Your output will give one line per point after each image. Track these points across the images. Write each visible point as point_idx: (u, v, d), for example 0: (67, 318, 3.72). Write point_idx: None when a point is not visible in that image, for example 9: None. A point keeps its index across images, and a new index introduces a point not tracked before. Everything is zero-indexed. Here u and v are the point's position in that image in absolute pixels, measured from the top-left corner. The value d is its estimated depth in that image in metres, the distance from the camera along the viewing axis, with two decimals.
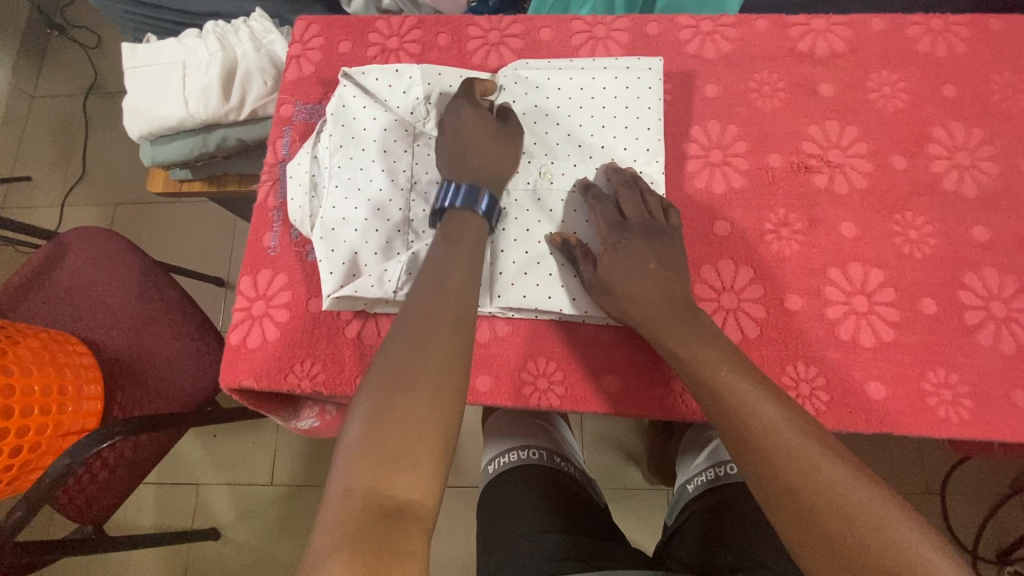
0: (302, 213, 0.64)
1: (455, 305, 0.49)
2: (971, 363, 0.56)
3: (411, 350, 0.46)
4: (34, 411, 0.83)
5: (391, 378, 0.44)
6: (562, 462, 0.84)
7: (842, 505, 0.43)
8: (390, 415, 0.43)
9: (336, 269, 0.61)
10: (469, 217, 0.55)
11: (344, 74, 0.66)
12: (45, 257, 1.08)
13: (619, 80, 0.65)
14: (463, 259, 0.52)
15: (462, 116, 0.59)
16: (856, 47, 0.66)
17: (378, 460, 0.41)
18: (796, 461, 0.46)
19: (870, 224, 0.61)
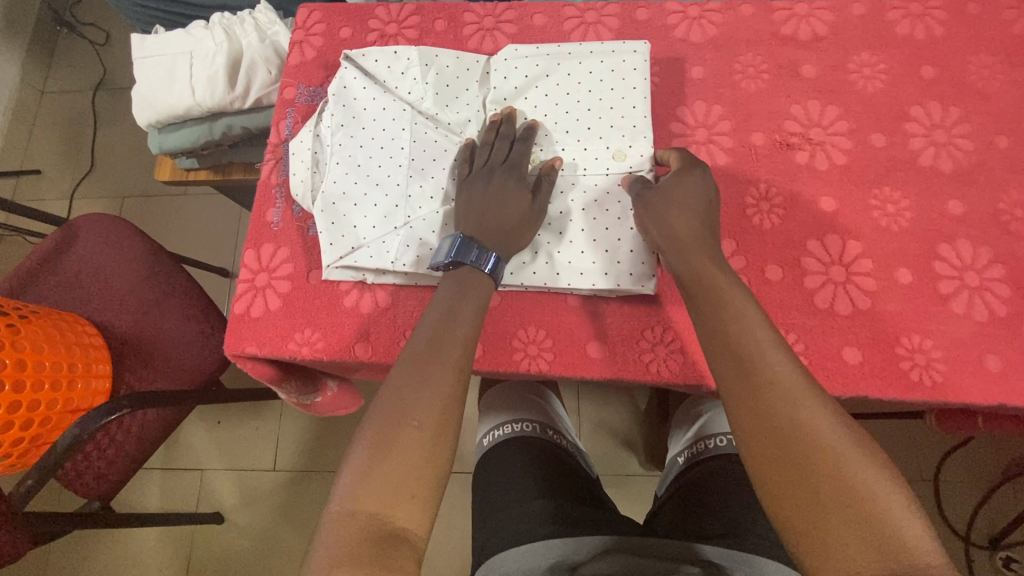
0: (304, 187, 0.67)
1: (462, 356, 0.53)
2: (944, 329, 0.58)
3: (410, 391, 0.51)
4: (44, 386, 0.86)
5: (393, 415, 0.50)
6: (555, 435, 0.87)
7: (821, 449, 0.45)
8: (388, 449, 0.48)
9: (336, 240, 0.64)
10: (478, 273, 0.58)
11: (346, 56, 0.69)
12: (55, 241, 1.11)
13: (605, 64, 0.67)
14: (465, 309, 0.56)
15: (507, 188, 0.62)
16: (838, 31, 0.68)
17: (380, 488, 0.47)
18: (788, 404, 0.47)
19: (848, 198, 0.63)
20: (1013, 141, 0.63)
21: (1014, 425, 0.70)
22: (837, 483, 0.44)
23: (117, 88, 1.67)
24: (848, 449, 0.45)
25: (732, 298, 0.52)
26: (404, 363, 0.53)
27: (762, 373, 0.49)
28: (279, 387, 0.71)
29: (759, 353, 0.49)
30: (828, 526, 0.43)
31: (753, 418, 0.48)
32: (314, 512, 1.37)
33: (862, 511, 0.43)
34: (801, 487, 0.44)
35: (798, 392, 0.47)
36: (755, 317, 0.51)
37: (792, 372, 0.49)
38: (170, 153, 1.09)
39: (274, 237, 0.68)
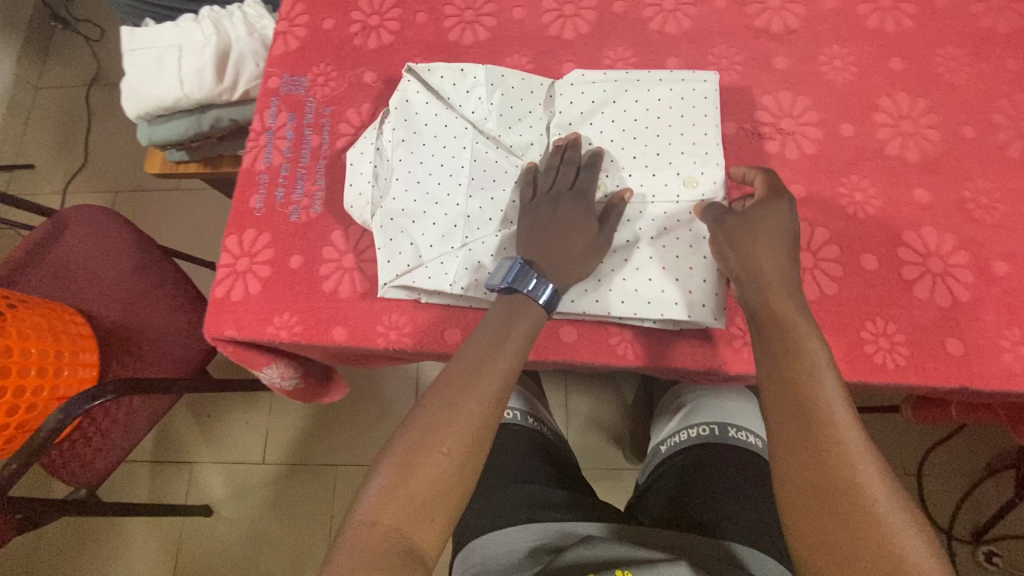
0: (363, 201, 0.66)
1: (499, 389, 0.54)
2: (908, 314, 0.59)
3: (443, 416, 0.52)
4: (30, 372, 0.87)
5: (422, 437, 0.51)
6: (535, 422, 0.90)
7: (856, 489, 0.45)
8: (415, 472, 0.49)
9: (394, 258, 0.63)
10: (529, 301, 0.57)
11: (410, 68, 0.68)
12: (44, 232, 1.12)
13: (674, 91, 0.66)
14: (514, 335, 0.56)
15: (576, 218, 0.61)
16: (809, 24, 0.70)
17: (400, 506, 0.48)
18: (831, 439, 0.47)
19: (817, 186, 0.64)
20: (978, 131, 0.65)
21: (983, 412, 0.72)
22: (865, 524, 0.44)
23: (110, 84, 1.68)
24: (884, 495, 0.45)
25: (795, 326, 0.52)
26: (442, 387, 0.54)
27: (809, 404, 0.49)
28: (267, 372, 0.73)
29: (812, 384, 0.50)
30: (846, 563, 0.44)
31: (789, 445, 0.49)
32: (303, 505, 1.38)
33: (885, 559, 0.43)
34: (826, 522, 0.45)
35: (844, 428, 0.48)
36: (816, 347, 0.51)
37: (843, 409, 0.49)
38: (159, 145, 1.10)
39: (257, 223, 0.68)
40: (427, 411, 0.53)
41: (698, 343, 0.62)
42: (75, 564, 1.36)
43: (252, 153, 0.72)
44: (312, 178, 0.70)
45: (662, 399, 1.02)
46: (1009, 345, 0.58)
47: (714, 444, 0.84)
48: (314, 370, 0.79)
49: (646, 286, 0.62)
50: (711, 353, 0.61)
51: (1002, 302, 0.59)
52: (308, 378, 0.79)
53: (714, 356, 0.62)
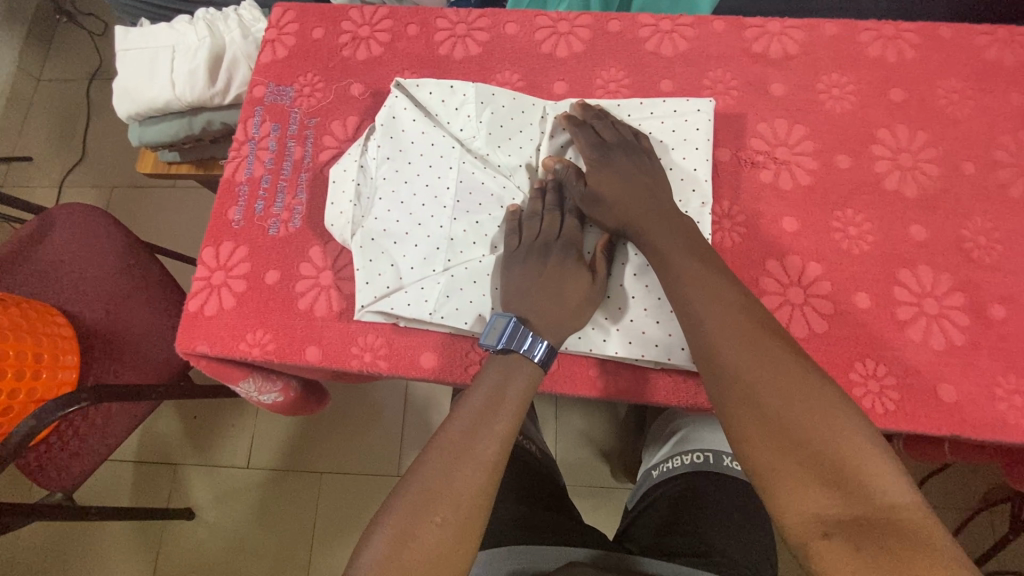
0: (344, 220, 0.64)
1: (497, 453, 0.51)
2: (899, 356, 0.57)
3: (440, 483, 0.49)
4: (7, 375, 0.86)
5: (416, 508, 0.48)
6: (523, 441, 0.90)
7: (791, 399, 0.45)
8: (413, 542, 0.46)
9: (373, 279, 0.62)
10: (522, 360, 0.55)
11: (398, 84, 0.67)
12: (32, 231, 1.11)
13: (666, 124, 0.65)
14: (510, 393, 0.54)
15: (565, 268, 0.59)
16: (809, 50, 0.68)
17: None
18: (751, 358, 0.47)
19: (811, 219, 0.62)
20: (978, 168, 0.63)
21: (978, 455, 0.69)
22: (809, 432, 0.44)
23: (111, 79, 1.68)
24: (811, 387, 0.45)
25: (706, 277, 0.53)
26: (439, 450, 0.51)
27: (727, 336, 0.49)
28: (245, 385, 0.71)
29: (724, 317, 0.50)
30: (795, 473, 0.43)
31: (717, 375, 0.48)
32: (288, 512, 1.36)
33: (834, 461, 0.42)
34: (771, 435, 0.44)
35: (762, 346, 0.48)
36: (723, 290, 0.52)
37: (758, 331, 0.49)
38: (150, 146, 1.09)
39: (235, 238, 0.67)
40: (427, 477, 0.49)
41: (683, 377, 0.60)
42: (54, 565, 1.34)
43: (236, 164, 0.70)
44: (293, 191, 0.68)
45: (658, 419, 0.99)
46: (1004, 394, 0.56)
47: (704, 472, 0.81)
48: (298, 386, 0.77)
49: (635, 329, 0.60)
50: (694, 388, 0.59)
51: (998, 347, 0.57)
52: (292, 393, 0.76)
53: (698, 392, 0.59)
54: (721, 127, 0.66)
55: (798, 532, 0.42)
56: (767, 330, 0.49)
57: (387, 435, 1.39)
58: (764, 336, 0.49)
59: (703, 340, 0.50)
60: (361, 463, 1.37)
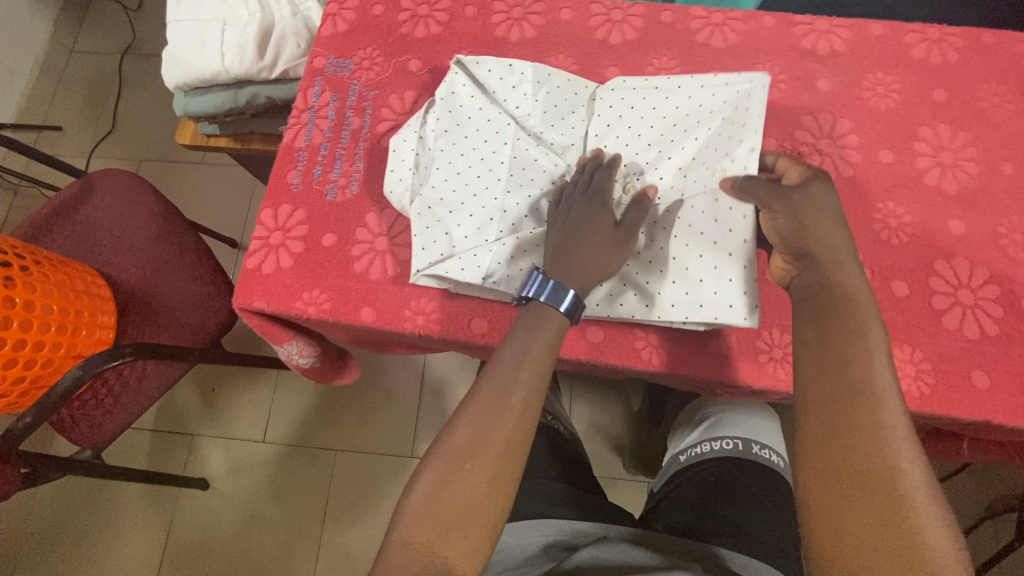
0: (402, 187, 0.66)
1: (525, 402, 0.53)
2: (934, 343, 0.60)
3: (473, 436, 0.51)
4: (50, 328, 0.87)
5: (450, 457, 0.50)
6: (551, 419, 0.95)
7: (900, 503, 0.43)
8: (448, 487, 0.49)
9: (428, 246, 0.64)
10: (550, 311, 0.57)
11: (459, 61, 0.69)
12: (72, 195, 1.13)
13: (715, 96, 0.66)
14: (533, 354, 0.55)
15: (590, 223, 0.60)
16: (855, 49, 0.71)
17: (433, 522, 0.48)
18: (880, 454, 0.44)
19: (853, 209, 0.65)
20: (1017, 168, 0.65)
21: (997, 450, 0.72)
22: (897, 518, 0.43)
23: (144, 54, 1.70)
24: (919, 477, 0.44)
25: (870, 358, 0.48)
26: (474, 410, 0.52)
27: (864, 423, 0.45)
28: (291, 347, 0.74)
29: (864, 384, 0.47)
30: (869, 552, 0.42)
31: (822, 438, 0.46)
32: (301, 487, 1.38)
33: (916, 558, 0.41)
34: (856, 508, 0.43)
35: (895, 432, 0.45)
36: (886, 376, 0.47)
37: (904, 432, 0.45)
38: (194, 117, 1.11)
39: (293, 201, 0.69)
40: (461, 426, 0.52)
41: (723, 354, 0.62)
42: (70, 525, 1.36)
43: (295, 132, 0.72)
44: (350, 159, 0.71)
45: (686, 404, 1.02)
46: None
47: (729, 458, 0.85)
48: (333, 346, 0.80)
49: (677, 292, 0.61)
50: (734, 366, 0.61)
51: None
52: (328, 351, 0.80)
53: (738, 368, 0.61)
54: (768, 117, 0.69)
55: None
56: (910, 433, 0.45)
57: (403, 416, 1.41)
58: (908, 439, 0.45)
59: (830, 377, 0.48)
60: (376, 443, 1.39)
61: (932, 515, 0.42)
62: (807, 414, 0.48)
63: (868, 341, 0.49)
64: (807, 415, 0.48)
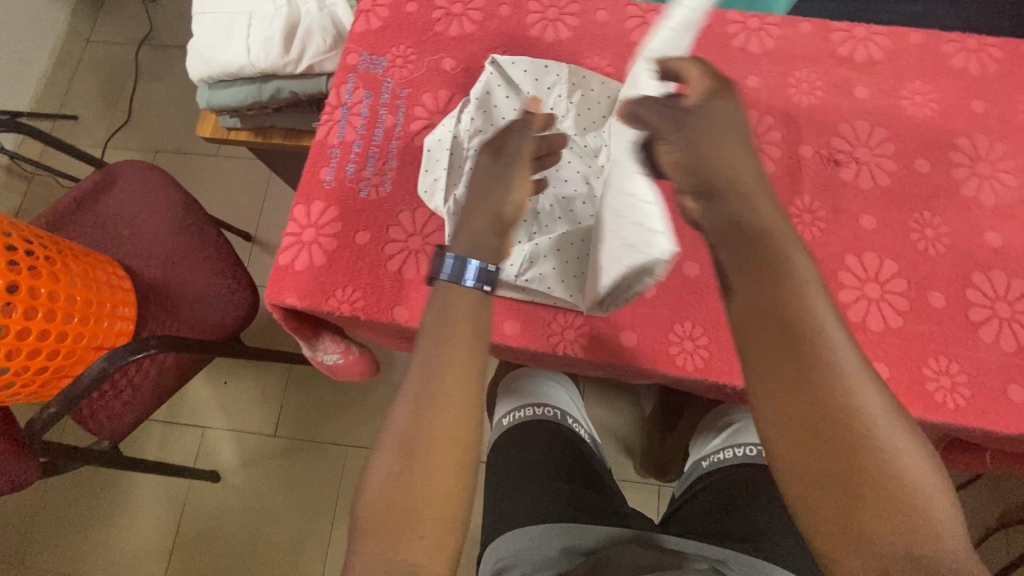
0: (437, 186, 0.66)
1: (461, 381, 0.51)
2: (970, 356, 0.59)
3: (414, 424, 0.49)
4: (74, 319, 0.86)
5: (399, 449, 0.49)
6: (572, 423, 0.97)
7: (877, 452, 0.42)
8: (400, 479, 0.48)
9: None
10: (454, 286, 0.54)
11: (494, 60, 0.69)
12: (92, 185, 1.13)
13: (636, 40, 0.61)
14: (456, 326, 0.53)
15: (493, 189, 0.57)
16: (893, 57, 0.70)
17: (391, 516, 0.48)
18: (847, 400, 0.43)
19: (889, 218, 0.64)
20: None
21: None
22: (877, 469, 0.42)
23: (160, 45, 1.70)
24: (887, 419, 0.43)
25: (808, 302, 0.45)
26: (406, 401, 0.50)
27: (827, 372, 0.44)
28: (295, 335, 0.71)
29: (813, 337, 0.45)
30: (861, 509, 0.42)
31: (788, 406, 0.44)
32: (312, 481, 1.38)
33: (902, 501, 0.42)
34: (839, 471, 0.43)
35: (853, 380, 0.44)
36: (828, 315, 0.45)
37: (859, 369, 0.44)
38: (217, 110, 1.11)
39: (327, 197, 0.69)
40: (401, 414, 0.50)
41: None
42: (81, 515, 1.37)
43: (328, 129, 0.72)
44: (384, 157, 0.70)
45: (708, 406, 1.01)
46: None
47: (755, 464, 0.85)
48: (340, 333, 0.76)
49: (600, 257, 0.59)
50: None
51: None
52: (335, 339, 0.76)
53: None
54: (804, 124, 0.68)
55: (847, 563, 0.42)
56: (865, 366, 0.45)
57: None
58: (864, 375, 0.44)
59: (768, 342, 0.45)
60: None
61: (907, 456, 0.43)
62: (764, 383, 0.45)
63: (801, 286, 0.46)
64: (764, 384, 0.45)
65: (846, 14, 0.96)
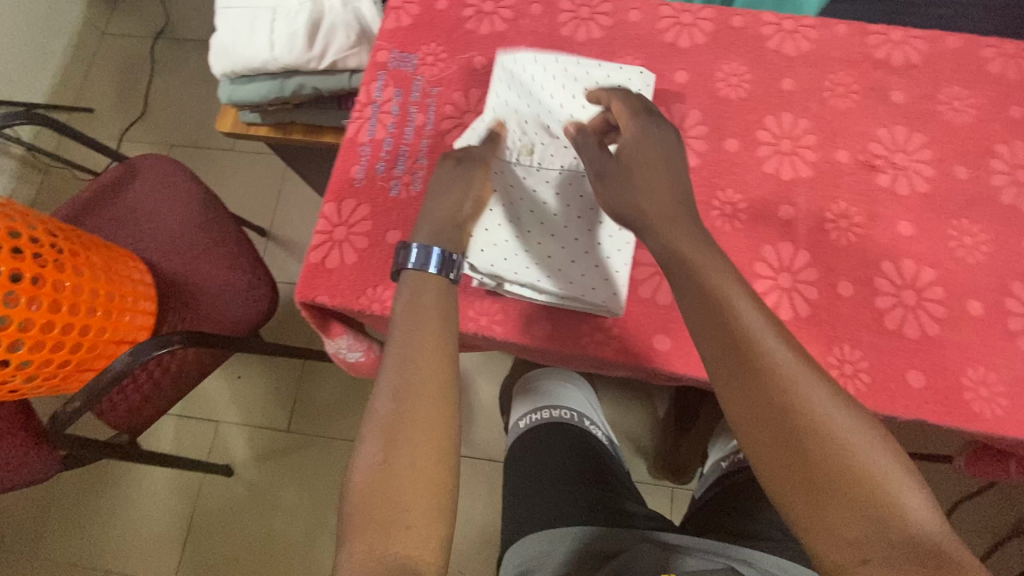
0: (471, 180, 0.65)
1: (433, 365, 0.55)
2: (1009, 364, 0.59)
3: (396, 411, 0.52)
4: (96, 313, 0.86)
5: (383, 435, 0.51)
6: (590, 425, 0.96)
7: (836, 445, 0.45)
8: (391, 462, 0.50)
9: (487, 249, 0.63)
10: (421, 273, 0.58)
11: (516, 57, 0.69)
12: (113, 179, 1.13)
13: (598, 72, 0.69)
14: (425, 310, 0.57)
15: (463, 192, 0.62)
16: (930, 61, 0.69)
17: (385, 501, 0.49)
18: (797, 395, 0.47)
19: (927, 225, 0.64)
20: None
21: None
22: (840, 462, 0.45)
23: (176, 38, 1.69)
24: (839, 414, 0.46)
25: (744, 310, 0.50)
26: (385, 390, 0.53)
27: (772, 369, 0.48)
28: (316, 330, 0.70)
29: (755, 345, 0.49)
30: (833, 502, 0.44)
31: (749, 411, 0.47)
32: (325, 476, 1.38)
33: (869, 489, 0.44)
34: (806, 468, 0.45)
35: (799, 379, 0.47)
36: (761, 321, 0.50)
37: (802, 371, 0.48)
38: (238, 105, 1.10)
39: (357, 196, 0.68)
40: (385, 401, 0.53)
41: None
42: (95, 506, 1.37)
43: (359, 127, 0.71)
44: (414, 156, 0.70)
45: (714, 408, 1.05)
46: None
47: None
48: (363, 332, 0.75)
49: (548, 253, 0.64)
50: None
51: None
52: (357, 336, 0.74)
53: None
54: (840, 128, 0.67)
55: (837, 564, 0.43)
56: (808, 362, 0.49)
57: None
58: (807, 371, 0.48)
59: (716, 346, 0.49)
60: None
61: (863, 446, 0.45)
62: (725, 393, 0.49)
63: (737, 297, 0.51)
64: (725, 395, 0.49)
65: (874, 16, 0.95)
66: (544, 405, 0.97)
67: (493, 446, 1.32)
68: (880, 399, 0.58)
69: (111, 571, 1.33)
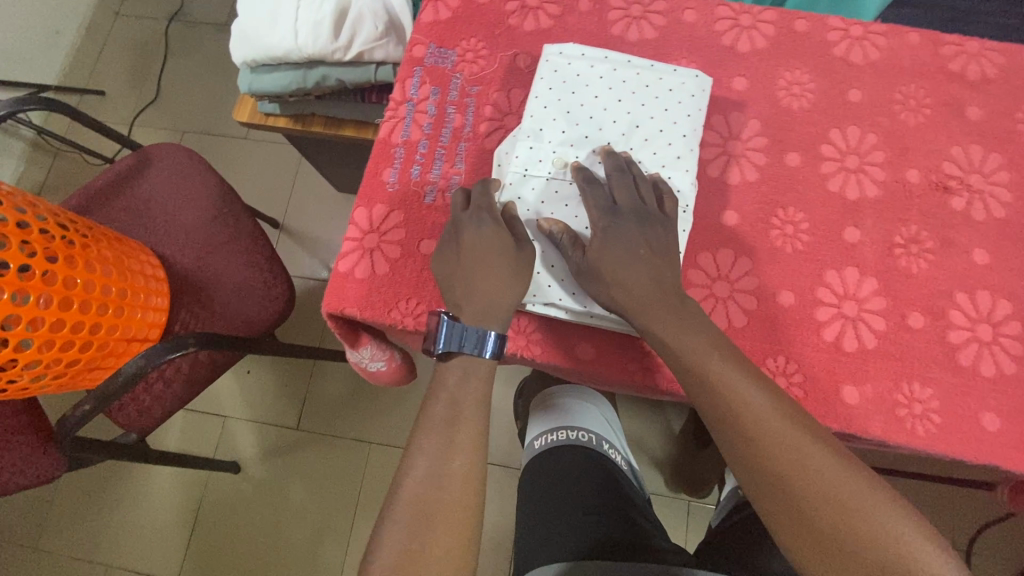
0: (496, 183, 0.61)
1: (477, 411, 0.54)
2: None
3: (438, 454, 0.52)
4: (107, 310, 0.81)
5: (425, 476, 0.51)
6: (608, 448, 0.92)
7: (849, 516, 0.46)
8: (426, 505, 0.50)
9: None
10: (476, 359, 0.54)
11: (561, 54, 0.65)
12: (126, 168, 1.09)
13: (640, 77, 0.63)
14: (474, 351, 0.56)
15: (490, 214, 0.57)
16: (1009, 74, 0.64)
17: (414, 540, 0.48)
18: (806, 470, 0.48)
19: (1004, 254, 0.59)
20: None
21: None
22: (858, 533, 0.46)
23: (192, 21, 1.64)
24: (850, 482, 0.48)
25: (744, 387, 0.51)
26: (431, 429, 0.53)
27: (778, 452, 0.49)
28: (339, 338, 0.65)
29: (757, 421, 0.50)
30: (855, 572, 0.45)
31: (761, 488, 0.49)
32: (333, 478, 1.35)
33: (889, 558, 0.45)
34: (827, 543, 0.46)
35: (804, 452, 0.49)
36: (759, 395, 0.50)
37: (807, 444, 0.49)
38: (258, 95, 1.06)
39: (389, 201, 0.64)
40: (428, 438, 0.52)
41: (858, 405, 0.55)
42: (100, 501, 1.34)
43: (391, 126, 0.67)
44: (451, 159, 0.66)
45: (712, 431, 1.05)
46: None
47: None
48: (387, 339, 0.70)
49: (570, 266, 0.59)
50: (874, 417, 0.55)
51: None
52: (381, 345, 0.70)
53: (877, 423, 0.55)
54: (912, 144, 0.63)
55: None
56: (810, 435, 0.49)
57: None
58: (812, 444, 0.49)
59: (724, 414, 0.50)
60: None
61: (878, 514, 0.46)
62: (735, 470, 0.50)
63: (736, 371, 0.51)
64: (738, 473, 0.50)
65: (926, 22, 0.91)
66: (560, 426, 0.93)
67: (508, 454, 1.28)
68: (953, 442, 0.53)
69: (115, 568, 1.31)
